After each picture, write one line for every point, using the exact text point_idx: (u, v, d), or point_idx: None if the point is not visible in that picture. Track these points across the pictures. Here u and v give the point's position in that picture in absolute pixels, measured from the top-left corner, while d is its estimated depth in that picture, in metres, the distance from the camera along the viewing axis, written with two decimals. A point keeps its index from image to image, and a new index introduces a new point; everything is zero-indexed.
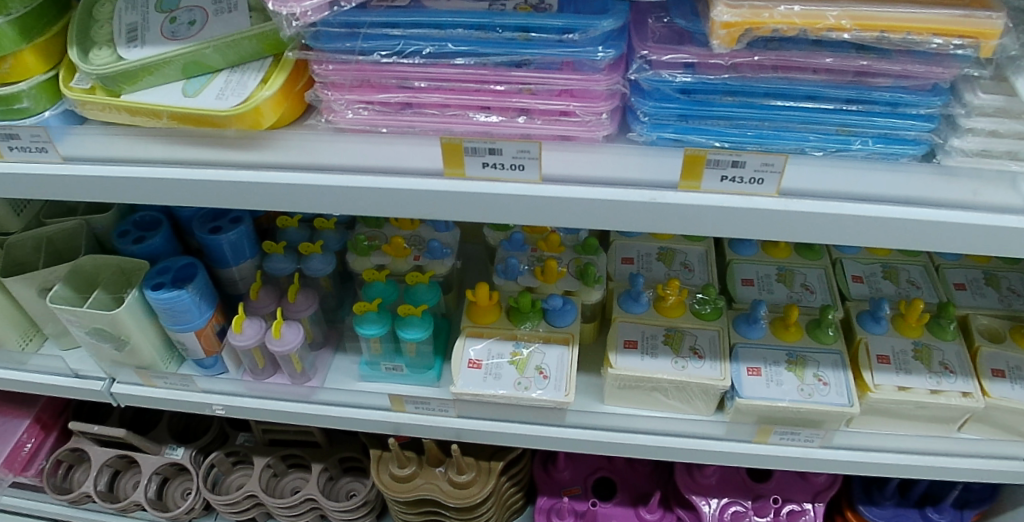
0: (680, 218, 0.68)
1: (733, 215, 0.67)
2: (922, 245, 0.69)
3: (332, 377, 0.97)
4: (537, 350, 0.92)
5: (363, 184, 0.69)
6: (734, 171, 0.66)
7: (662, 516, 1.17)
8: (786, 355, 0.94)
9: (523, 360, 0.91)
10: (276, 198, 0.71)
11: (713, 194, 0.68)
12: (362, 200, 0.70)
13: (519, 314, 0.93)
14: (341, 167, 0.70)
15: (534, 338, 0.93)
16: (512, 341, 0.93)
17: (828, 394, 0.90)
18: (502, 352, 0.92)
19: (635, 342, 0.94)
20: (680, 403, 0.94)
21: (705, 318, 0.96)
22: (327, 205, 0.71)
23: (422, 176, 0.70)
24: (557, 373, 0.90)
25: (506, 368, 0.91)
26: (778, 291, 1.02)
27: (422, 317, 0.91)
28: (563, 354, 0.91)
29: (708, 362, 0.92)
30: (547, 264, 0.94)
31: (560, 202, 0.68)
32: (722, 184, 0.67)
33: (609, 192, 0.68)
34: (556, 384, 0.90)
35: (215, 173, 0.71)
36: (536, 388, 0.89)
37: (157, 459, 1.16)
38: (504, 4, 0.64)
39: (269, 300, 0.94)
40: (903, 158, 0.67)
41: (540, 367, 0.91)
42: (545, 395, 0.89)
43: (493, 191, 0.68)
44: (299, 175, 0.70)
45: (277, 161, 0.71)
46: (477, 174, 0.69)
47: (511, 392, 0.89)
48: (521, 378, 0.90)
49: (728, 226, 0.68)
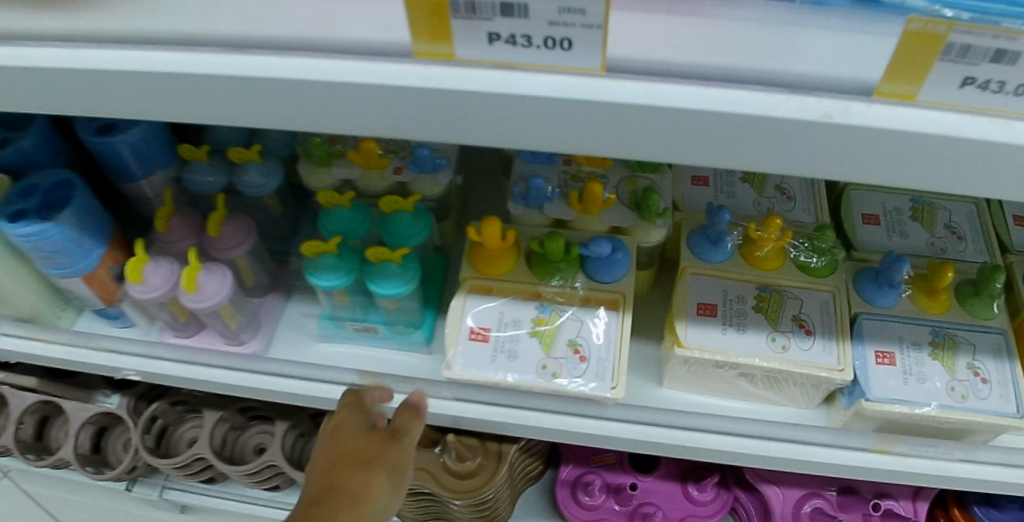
0: (856, 158, 0.36)
1: (956, 154, 0.35)
2: None
3: (282, 337, 0.72)
4: (573, 316, 0.64)
5: (258, 70, 0.37)
6: (989, 70, 0.31)
7: (716, 496, 0.95)
8: (929, 333, 0.64)
9: (550, 332, 0.63)
10: (123, 100, 0.41)
11: (936, 107, 0.34)
12: (266, 106, 0.39)
13: (545, 264, 0.64)
14: (217, 45, 0.39)
15: (567, 298, 0.64)
16: (536, 302, 0.64)
17: (988, 398, 0.61)
18: (523, 321, 0.63)
19: (714, 306, 0.64)
20: (770, 393, 0.66)
21: (815, 275, 0.66)
22: (212, 115, 0.41)
23: (365, 59, 0.37)
24: (598, 356, 0.62)
25: (525, 343, 0.63)
26: (916, 236, 0.69)
27: (403, 265, 0.64)
28: (606, 319, 0.63)
29: (820, 342, 0.63)
30: (588, 189, 0.63)
31: (635, 112, 0.35)
32: (962, 94, 0.33)
33: (735, 97, 0.35)
34: (598, 371, 0.62)
35: (5, 53, 0.40)
36: (568, 374, 0.62)
37: (88, 408, 0.99)
38: None
39: (184, 234, 0.68)
40: None
41: (574, 343, 0.63)
42: (580, 388, 0.61)
43: (498, 92, 0.36)
44: (147, 56, 0.39)
45: (113, 34, 0.40)
46: (474, 59, 0.35)
47: (531, 382, 0.62)
48: (545, 360, 0.62)
49: (939, 172, 0.36)
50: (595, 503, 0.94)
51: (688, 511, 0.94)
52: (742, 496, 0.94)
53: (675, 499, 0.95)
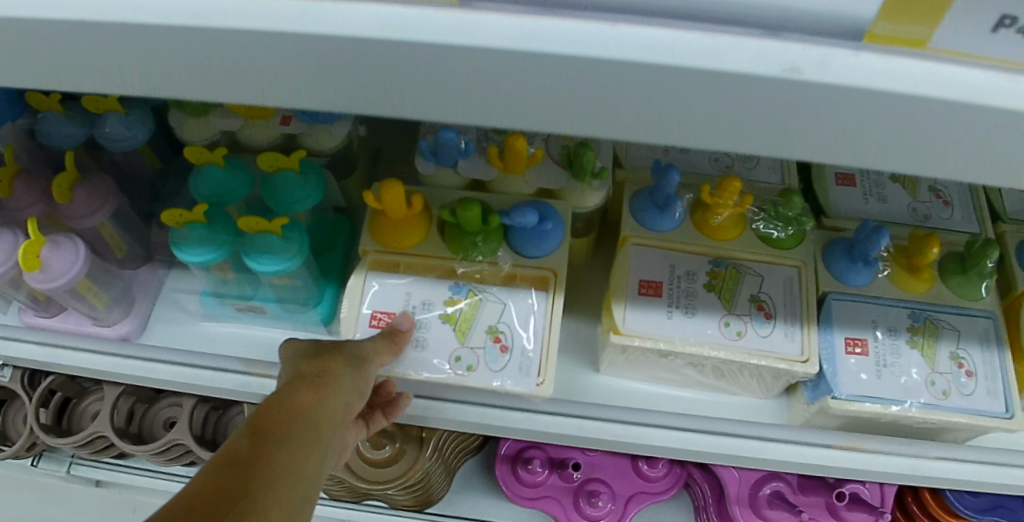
0: (826, 127, 0.26)
1: (959, 126, 0.25)
2: None
3: (161, 316, 0.62)
4: (495, 297, 0.53)
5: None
6: None
7: (669, 472, 0.88)
8: (907, 317, 0.55)
9: (463, 317, 0.53)
10: None
11: (944, 60, 0.24)
12: (21, 50, 0.28)
13: (462, 236, 0.53)
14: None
15: (486, 275, 0.54)
16: (450, 281, 0.54)
17: (972, 393, 0.53)
18: (434, 303, 0.53)
19: (660, 284, 0.55)
20: (721, 381, 0.57)
21: (777, 247, 0.56)
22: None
23: None
24: (524, 345, 0.52)
25: (436, 331, 0.53)
26: (895, 201, 0.60)
27: (286, 237, 0.53)
28: (535, 302, 0.53)
29: (781, 328, 0.54)
30: (512, 145, 0.52)
31: (509, 59, 0.25)
32: (998, 37, 0.23)
33: (656, 36, 0.25)
34: (523, 364, 0.52)
35: None
36: (486, 367, 0.52)
37: None
38: None
39: (29, 199, 0.56)
40: None
41: (495, 331, 0.52)
42: (499, 384, 0.51)
43: (314, 31, 0.26)
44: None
45: None
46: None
47: (442, 377, 0.52)
48: (459, 351, 0.52)
49: (937, 154, 0.26)
50: (538, 480, 0.87)
51: (639, 488, 0.88)
52: (695, 472, 0.88)
53: (626, 475, 0.88)
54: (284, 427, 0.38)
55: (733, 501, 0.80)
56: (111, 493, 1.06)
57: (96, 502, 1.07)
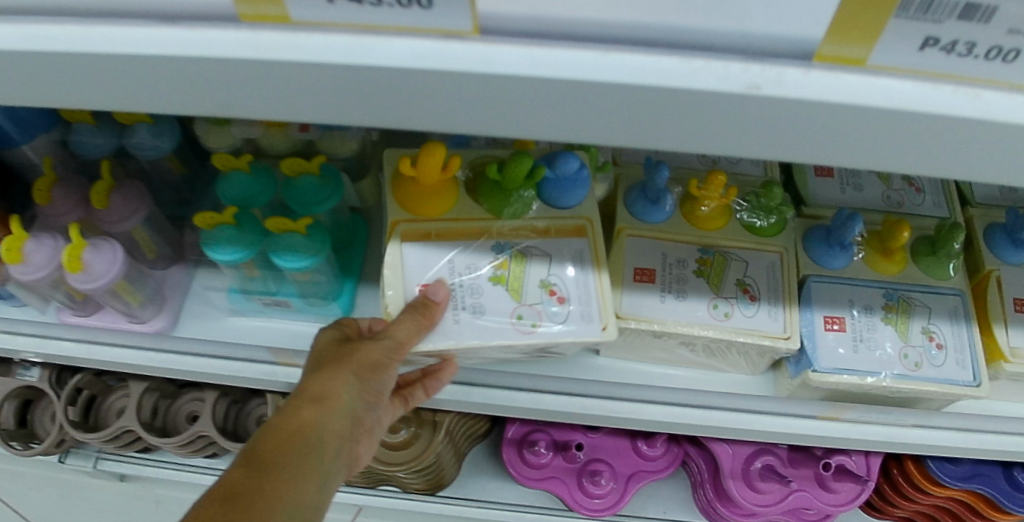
0: (784, 129, 0.31)
1: (894, 129, 0.30)
2: None
3: (190, 311, 0.66)
4: (539, 250, 0.56)
5: (75, 42, 0.31)
6: (954, 29, 0.26)
7: (666, 452, 0.93)
8: (883, 296, 0.60)
9: (512, 275, 0.55)
10: None
11: (880, 74, 0.29)
12: (101, 80, 0.33)
13: (497, 193, 0.56)
14: (19, 10, 0.32)
15: (524, 233, 0.56)
16: (490, 242, 0.56)
17: (942, 365, 0.58)
18: (480, 265, 0.55)
19: (652, 272, 0.59)
20: (711, 359, 0.62)
21: (760, 235, 0.61)
22: (35, 90, 0.35)
23: (198, 25, 0.31)
24: (578, 295, 0.55)
25: (488, 293, 0.55)
26: (870, 189, 0.65)
27: (310, 235, 0.58)
28: (585, 259, 0.56)
29: (765, 308, 0.59)
30: (518, 145, 0.57)
31: (515, 84, 0.30)
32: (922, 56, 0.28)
33: (638, 61, 0.29)
34: (583, 312, 0.55)
35: None
36: (548, 319, 0.54)
37: (8, 382, 0.93)
38: None
39: (70, 204, 0.60)
40: None
41: (547, 284, 0.55)
42: (567, 331, 0.54)
43: (345, 62, 0.30)
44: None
45: None
46: (315, 20, 0.30)
47: (508, 336, 0.54)
48: (519, 309, 0.55)
49: (879, 152, 0.31)
50: (542, 462, 0.92)
51: (638, 467, 0.93)
52: (691, 449, 0.93)
53: (626, 456, 0.93)
54: (285, 446, 0.46)
55: (727, 475, 0.85)
56: (134, 486, 1.11)
57: (120, 494, 1.12)
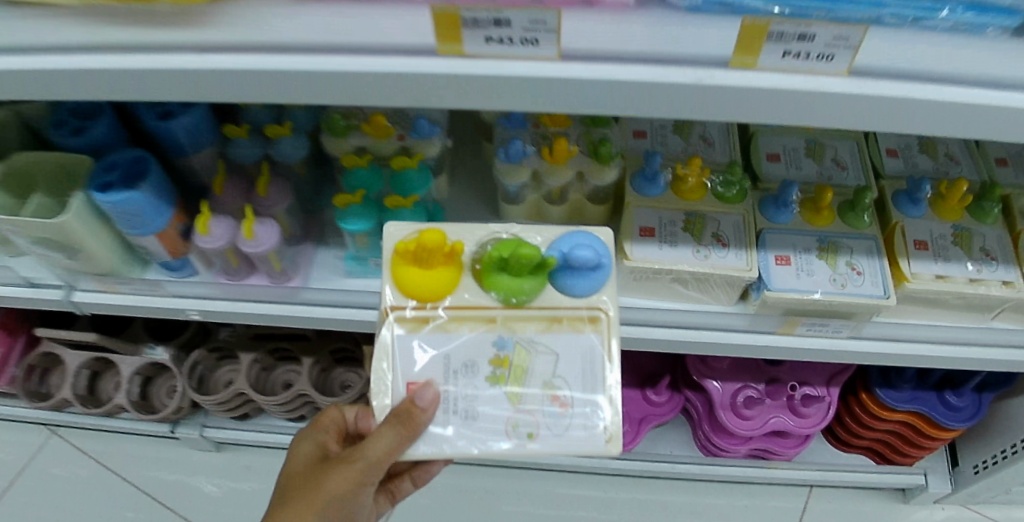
0: (733, 103, 0.55)
1: (791, 101, 0.54)
2: (1001, 134, 0.56)
3: (317, 273, 0.90)
4: (541, 347, 0.61)
5: (330, 66, 0.53)
6: (800, 46, 0.52)
7: (670, 399, 1.15)
8: (817, 240, 0.85)
9: (516, 373, 0.60)
10: (231, 91, 0.56)
11: (771, 72, 0.54)
12: (335, 91, 0.55)
13: (503, 278, 0.61)
14: (291, 48, 0.54)
15: (529, 332, 0.61)
16: (491, 332, 0.61)
17: (862, 284, 0.82)
18: (479, 367, 0.60)
19: (653, 229, 0.84)
20: (701, 294, 0.86)
21: (727, 202, 0.86)
22: (289, 97, 0.56)
23: (401, 55, 0.54)
24: (577, 398, 0.59)
25: (486, 396, 0.59)
26: (806, 167, 0.90)
27: (413, 210, 0.83)
28: (584, 346, 0.61)
29: (733, 251, 0.83)
30: (556, 141, 0.81)
31: (581, 86, 0.54)
32: (784, 61, 0.53)
33: (645, 71, 0.54)
34: (581, 417, 0.59)
35: (143, 59, 0.55)
36: (545, 426, 0.59)
37: (137, 360, 1.13)
38: None
39: (236, 194, 0.84)
40: (987, 30, 0.54)
41: (549, 386, 0.60)
42: (563, 438, 0.59)
43: (487, 75, 0.54)
44: (242, 60, 0.54)
45: (220, 39, 0.55)
46: (476, 52, 0.54)
47: (504, 446, 0.58)
48: (516, 416, 0.59)
49: (786, 116, 0.56)
50: None
51: (646, 412, 1.15)
52: (690, 396, 1.14)
53: (637, 402, 1.15)
54: None
55: (718, 406, 1.07)
56: (224, 457, 1.31)
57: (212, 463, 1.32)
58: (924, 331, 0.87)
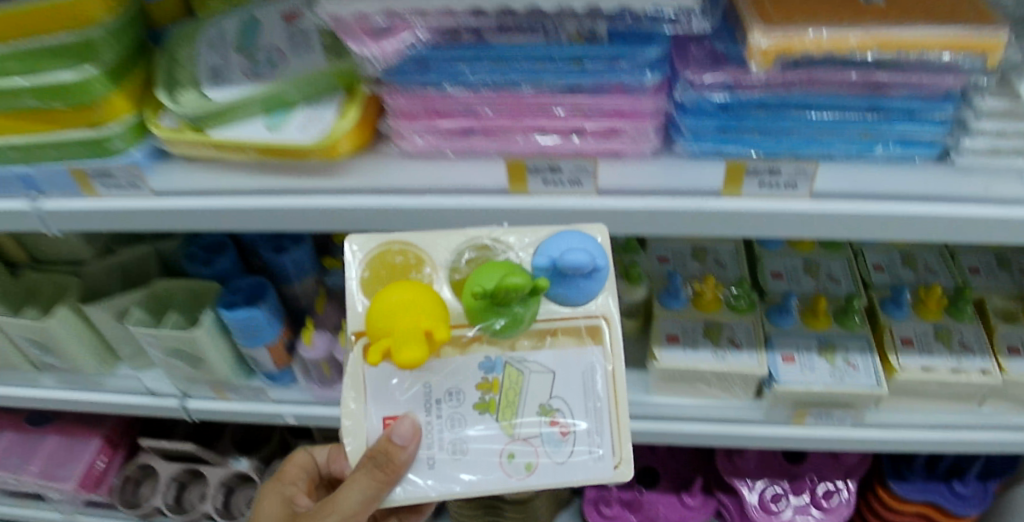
0: (727, 221, 0.75)
1: (772, 219, 0.75)
2: (929, 236, 0.76)
3: None
4: (532, 367, 0.63)
5: (429, 203, 0.74)
6: (770, 178, 0.75)
7: (704, 503, 1.23)
8: (817, 341, 1.00)
9: (506, 400, 0.63)
10: (355, 221, 0.76)
11: (753, 199, 0.76)
12: (433, 218, 0.74)
13: (491, 312, 0.61)
14: (401, 191, 0.75)
15: (519, 352, 0.63)
16: (478, 354, 0.63)
17: (857, 377, 0.96)
18: (466, 394, 0.63)
19: (678, 336, 1.00)
20: (721, 391, 1.02)
21: (741, 312, 1.01)
22: (397, 225, 0.76)
23: (482, 194, 0.74)
24: (574, 423, 0.63)
25: (479, 425, 0.63)
26: (804, 282, 1.07)
27: None
28: (577, 362, 0.63)
29: (746, 352, 0.98)
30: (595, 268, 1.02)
31: (615, 214, 0.74)
32: (762, 190, 0.76)
33: (662, 201, 0.75)
34: (577, 440, 0.63)
35: (292, 200, 0.75)
36: (543, 454, 0.63)
37: (221, 470, 1.27)
38: (558, 33, 0.67)
39: (333, 313, 0.99)
40: (916, 159, 0.76)
41: (545, 411, 0.63)
42: (563, 465, 0.63)
43: (544, 206, 0.74)
44: (366, 201, 0.75)
45: (350, 185, 0.75)
46: (538, 190, 0.74)
47: (503, 481, 0.63)
48: (512, 447, 0.63)
49: (768, 228, 0.77)
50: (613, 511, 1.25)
51: (683, 514, 1.22)
52: (723, 498, 1.22)
53: (674, 507, 1.23)
54: None
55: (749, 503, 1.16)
56: None
57: None
58: (913, 416, 1.01)
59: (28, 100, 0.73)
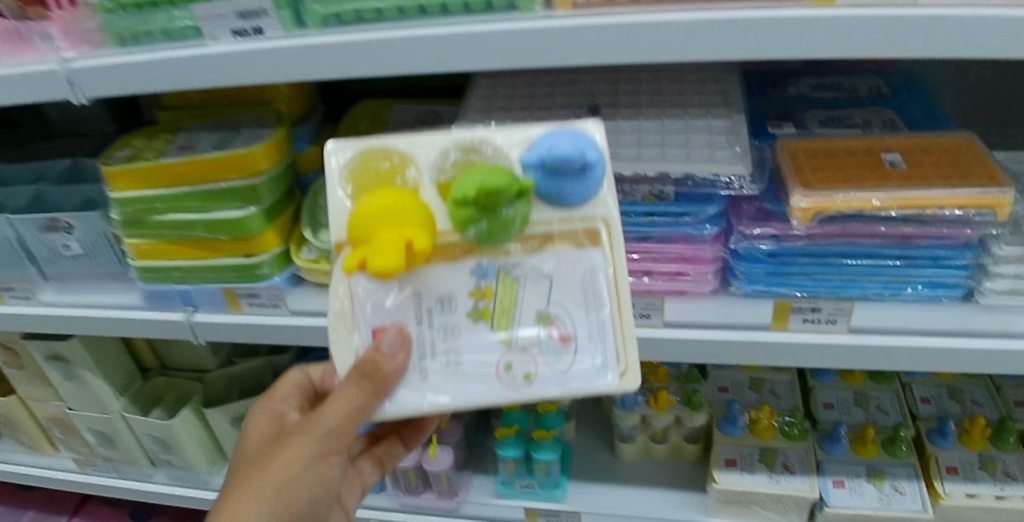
0: (773, 352, 0.92)
1: (815, 350, 0.90)
2: (958, 366, 0.88)
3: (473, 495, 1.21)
4: (525, 273, 0.63)
5: None
6: (812, 314, 0.90)
7: None
8: (865, 468, 1.07)
9: (501, 309, 0.63)
10: None
11: (798, 332, 0.91)
12: None
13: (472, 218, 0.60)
14: None
15: (514, 258, 0.63)
16: (471, 266, 0.63)
17: (904, 501, 1.03)
18: (458, 300, 0.63)
19: (735, 460, 1.09)
20: (777, 514, 1.08)
21: (794, 439, 1.09)
22: None
23: None
24: (575, 332, 0.63)
25: (472, 332, 0.63)
26: (855, 413, 1.16)
27: (553, 442, 1.13)
28: (571, 267, 0.63)
29: (799, 476, 1.05)
30: (659, 394, 1.13)
31: (677, 343, 0.94)
32: (805, 324, 0.91)
33: (716, 334, 0.93)
34: (577, 349, 0.63)
35: None
36: (541, 361, 0.63)
37: None
38: (635, 193, 0.90)
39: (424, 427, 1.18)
40: (944, 299, 0.87)
41: (543, 319, 0.63)
42: (564, 373, 0.63)
43: None
44: None
45: None
46: None
47: (504, 390, 0.62)
48: (509, 357, 0.63)
49: (810, 356, 0.91)
50: None
51: None
52: None
53: None
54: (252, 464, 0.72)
55: None
56: None
57: None
58: None
59: (199, 231, 0.91)
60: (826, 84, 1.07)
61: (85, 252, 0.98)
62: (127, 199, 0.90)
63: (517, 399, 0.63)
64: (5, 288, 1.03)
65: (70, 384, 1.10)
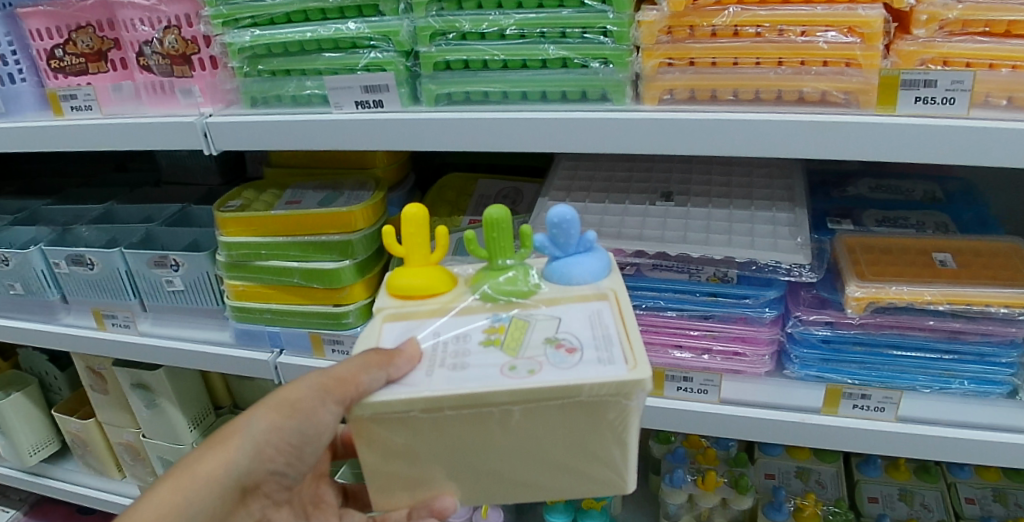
0: (824, 435, 0.96)
1: (865, 436, 0.94)
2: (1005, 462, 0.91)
3: None
4: (543, 316, 0.62)
5: None
6: (862, 400, 0.94)
7: None
8: None
9: (510, 338, 0.60)
10: None
11: (849, 417, 0.96)
12: None
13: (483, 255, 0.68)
14: None
15: (530, 310, 0.63)
16: (488, 316, 0.64)
17: None
18: (471, 335, 0.61)
19: None
20: None
21: None
22: None
23: None
24: (588, 347, 0.58)
25: (477, 353, 0.59)
26: (898, 508, 1.18)
27: (601, 511, 1.18)
28: (585, 315, 0.62)
29: None
30: (707, 474, 1.17)
31: (730, 419, 0.98)
32: (855, 409, 0.95)
33: (770, 414, 0.98)
34: (586, 359, 0.56)
35: None
36: (547, 364, 0.56)
37: None
38: (700, 274, 0.96)
39: None
40: (992, 394, 0.91)
41: (553, 340, 0.59)
42: (569, 371, 0.55)
43: None
44: None
45: None
46: None
47: (506, 380, 0.55)
48: (514, 362, 0.57)
49: (860, 442, 0.95)
50: None
51: None
52: None
53: None
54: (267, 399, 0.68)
55: None
56: None
57: None
58: None
59: (295, 278, 0.99)
60: (884, 187, 1.15)
61: (185, 288, 1.06)
62: (236, 243, 0.98)
63: (515, 389, 0.54)
64: (108, 315, 1.12)
65: (149, 411, 1.17)
